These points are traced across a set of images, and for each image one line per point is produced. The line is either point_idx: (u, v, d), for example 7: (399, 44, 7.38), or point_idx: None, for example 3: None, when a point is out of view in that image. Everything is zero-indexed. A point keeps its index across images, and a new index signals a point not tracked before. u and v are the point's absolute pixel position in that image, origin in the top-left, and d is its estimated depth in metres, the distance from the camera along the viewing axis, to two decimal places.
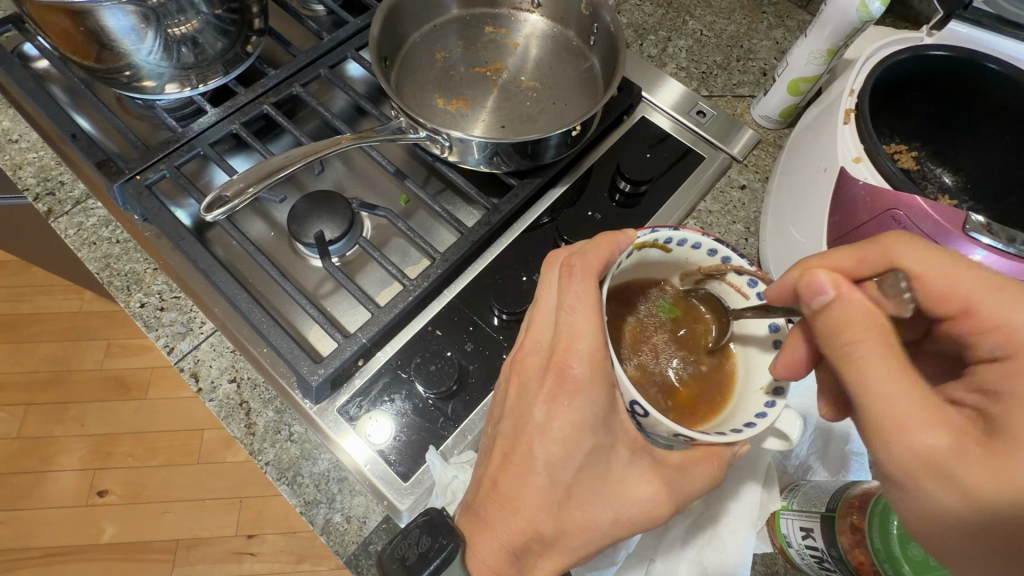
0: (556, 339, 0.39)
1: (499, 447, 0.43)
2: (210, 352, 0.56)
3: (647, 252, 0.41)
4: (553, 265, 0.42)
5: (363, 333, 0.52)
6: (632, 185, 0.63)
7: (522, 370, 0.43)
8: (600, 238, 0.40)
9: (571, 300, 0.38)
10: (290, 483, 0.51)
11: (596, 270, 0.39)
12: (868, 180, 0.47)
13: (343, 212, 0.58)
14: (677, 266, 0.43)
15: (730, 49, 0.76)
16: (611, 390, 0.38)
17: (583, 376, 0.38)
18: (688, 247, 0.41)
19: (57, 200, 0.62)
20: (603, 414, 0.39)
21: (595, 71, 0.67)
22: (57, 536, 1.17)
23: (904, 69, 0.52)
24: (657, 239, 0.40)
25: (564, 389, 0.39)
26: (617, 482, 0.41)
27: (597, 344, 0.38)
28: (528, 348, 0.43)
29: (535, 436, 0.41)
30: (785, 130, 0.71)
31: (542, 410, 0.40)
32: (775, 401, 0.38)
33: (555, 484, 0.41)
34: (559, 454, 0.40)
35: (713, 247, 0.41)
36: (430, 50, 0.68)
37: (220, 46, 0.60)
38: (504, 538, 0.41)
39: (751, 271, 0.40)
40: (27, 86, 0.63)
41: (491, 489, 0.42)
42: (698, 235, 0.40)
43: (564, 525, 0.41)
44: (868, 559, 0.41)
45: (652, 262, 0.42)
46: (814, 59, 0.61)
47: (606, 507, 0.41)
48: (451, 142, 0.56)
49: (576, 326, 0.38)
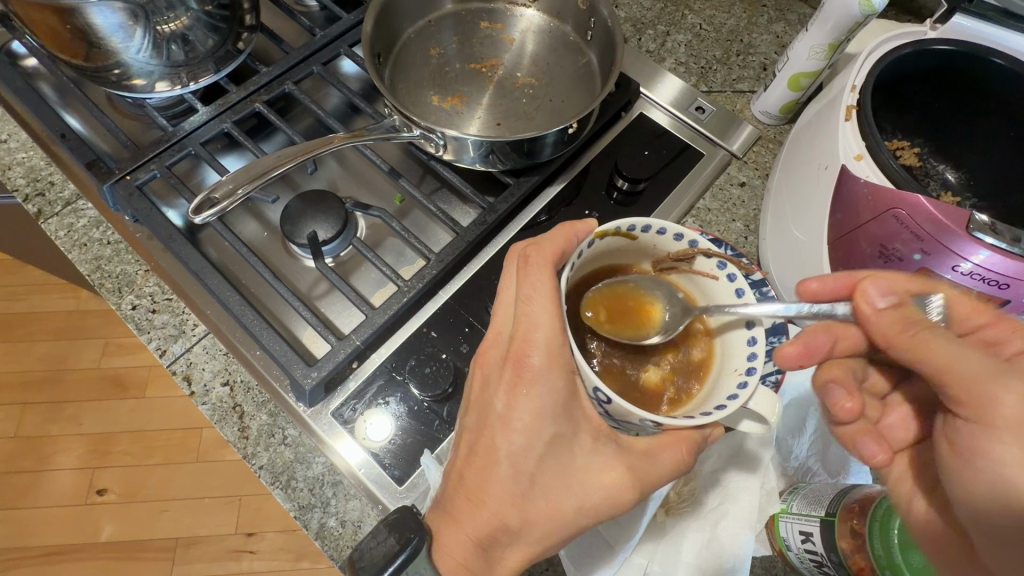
0: (515, 329, 0.38)
1: (465, 438, 0.42)
2: (203, 355, 0.55)
3: (611, 240, 0.41)
4: (513, 258, 0.42)
5: (357, 335, 0.51)
6: (630, 184, 0.62)
7: (483, 363, 0.42)
8: (562, 226, 0.41)
9: (527, 289, 0.38)
10: (285, 487, 0.51)
11: (551, 258, 0.39)
12: (871, 178, 0.46)
13: (337, 211, 0.57)
14: (648, 252, 0.43)
15: (730, 43, 0.75)
16: (571, 376, 0.38)
17: (540, 365, 0.37)
18: (654, 233, 0.41)
19: (48, 201, 0.61)
20: (562, 402, 0.38)
21: (592, 66, 0.66)
22: (56, 534, 1.17)
23: (905, 65, 0.51)
24: (619, 227, 0.40)
25: (523, 378, 0.38)
26: (582, 472, 0.40)
27: (556, 332, 0.37)
28: (489, 340, 0.42)
29: (497, 427, 0.40)
30: (786, 126, 0.70)
31: (503, 401, 0.39)
32: (748, 378, 0.37)
33: (518, 474, 0.39)
34: (521, 445, 0.39)
35: (679, 233, 0.40)
36: (425, 46, 0.67)
37: (211, 44, 0.59)
38: (470, 532, 0.40)
39: (719, 253, 0.40)
40: (15, 85, 0.62)
41: (458, 482, 0.41)
42: (662, 221, 0.40)
43: (529, 517, 0.40)
44: (869, 565, 0.41)
45: (620, 250, 0.42)
46: (815, 54, 0.60)
47: (572, 498, 0.40)
48: (445, 140, 0.55)
49: (535, 316, 0.37)
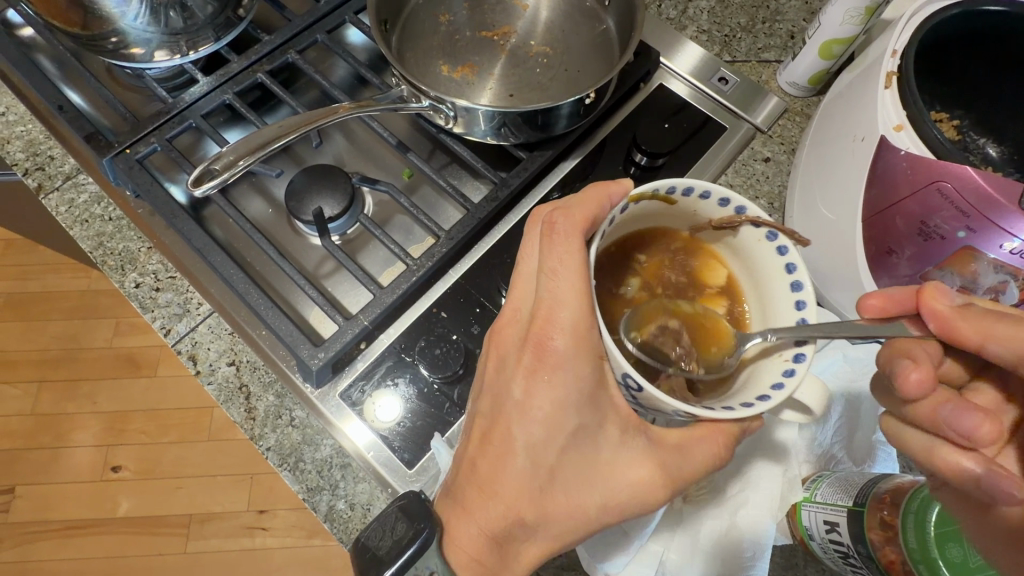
0: (537, 307, 0.36)
1: (479, 423, 0.40)
2: (208, 334, 0.54)
3: (647, 204, 0.37)
4: (536, 224, 0.39)
5: (364, 315, 0.50)
6: (649, 158, 0.59)
7: (500, 341, 0.40)
8: (592, 188, 0.37)
9: (552, 263, 0.34)
10: (293, 468, 0.50)
11: (583, 226, 0.35)
12: (911, 149, 0.43)
13: (343, 186, 0.55)
14: (688, 217, 0.39)
15: (756, 9, 0.71)
16: (599, 364, 0.35)
17: (564, 350, 0.35)
18: (696, 197, 0.37)
19: (48, 175, 0.60)
20: (587, 389, 0.36)
21: (610, 33, 0.63)
22: (75, 509, 1.19)
23: (951, 28, 0.47)
24: (657, 189, 0.36)
25: (544, 364, 0.36)
26: (606, 465, 0.38)
27: (582, 312, 0.34)
28: (506, 318, 0.40)
29: (514, 417, 0.38)
30: (814, 97, 0.66)
31: (521, 387, 0.37)
32: (795, 365, 0.34)
33: (536, 467, 0.38)
34: (540, 436, 0.37)
35: (726, 197, 0.37)
36: (434, 13, 0.64)
37: (210, 10, 0.57)
38: (484, 522, 0.38)
39: (770, 223, 0.37)
40: (11, 55, 0.60)
41: (470, 471, 0.40)
42: (706, 183, 0.36)
43: (547, 511, 0.38)
44: (900, 558, 0.39)
45: (654, 215, 0.39)
46: (851, 18, 0.56)
47: (595, 495, 0.38)
48: (456, 112, 0.52)
49: (558, 293, 0.34)
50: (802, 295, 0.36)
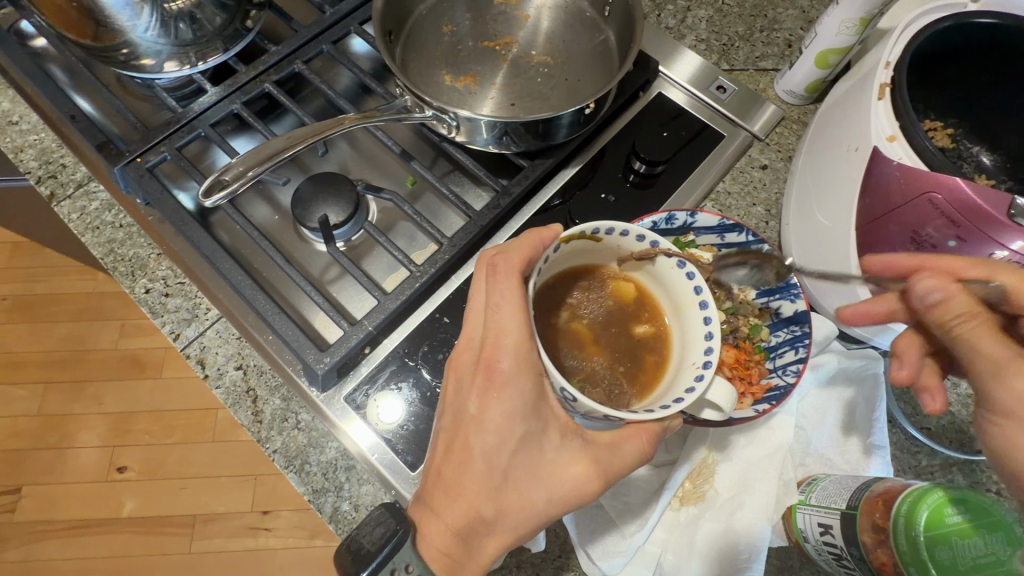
0: (485, 337, 0.39)
1: (442, 439, 0.42)
2: (216, 339, 0.55)
3: (576, 243, 0.42)
4: (481, 267, 0.41)
5: (369, 321, 0.51)
6: (648, 165, 0.61)
7: (456, 368, 0.42)
8: (527, 234, 0.41)
9: (496, 298, 0.38)
10: (298, 470, 0.51)
11: (519, 266, 0.39)
12: (903, 159, 0.44)
13: (348, 195, 0.56)
14: (612, 252, 0.44)
15: (754, 19, 0.72)
16: (539, 379, 0.39)
17: (510, 370, 0.38)
18: (618, 235, 0.42)
19: (60, 183, 0.61)
20: (531, 402, 0.39)
21: (610, 44, 0.64)
22: (81, 509, 1.20)
23: (944, 40, 0.48)
24: (584, 231, 0.41)
25: (493, 384, 0.38)
26: (550, 466, 0.40)
27: (522, 339, 0.38)
28: (461, 344, 0.42)
29: (471, 428, 0.40)
30: (810, 105, 0.67)
31: (476, 403, 0.39)
32: (704, 371, 0.38)
33: (490, 470, 0.39)
34: (494, 443, 0.39)
35: (640, 234, 0.42)
36: (438, 23, 0.65)
37: (219, 21, 0.58)
38: (449, 522, 0.39)
39: (679, 253, 0.42)
40: (26, 66, 0.61)
41: (436, 478, 0.41)
42: (625, 223, 0.41)
43: (503, 507, 0.40)
44: (892, 560, 0.40)
45: (584, 251, 0.43)
46: (845, 29, 0.57)
47: (543, 490, 0.40)
48: (458, 121, 0.53)
49: (503, 322, 0.38)
50: (708, 312, 0.41)
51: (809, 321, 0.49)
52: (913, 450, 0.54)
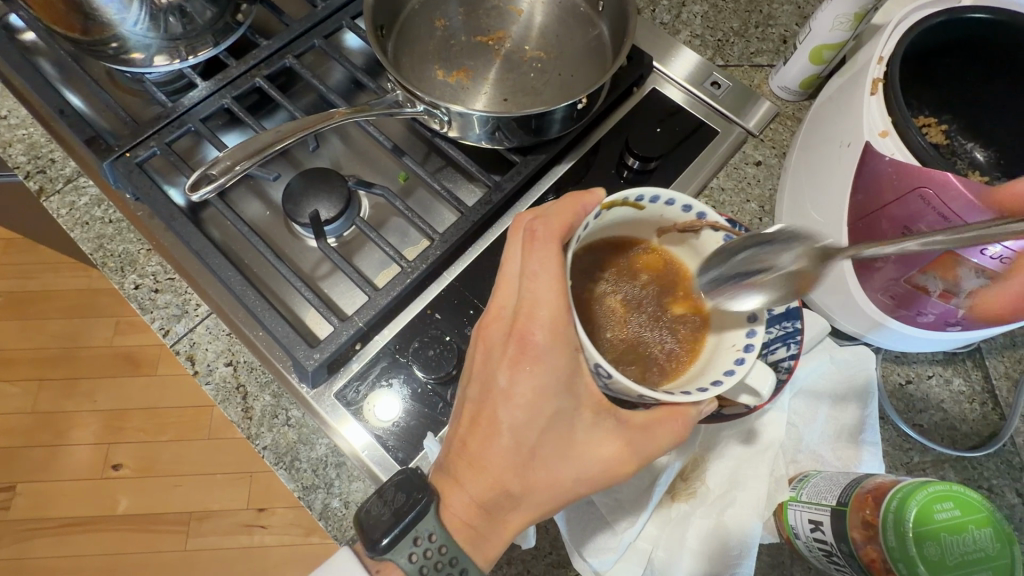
0: (519, 304, 0.38)
1: (468, 409, 0.42)
2: (206, 335, 0.54)
3: (619, 211, 0.40)
4: (517, 233, 0.41)
5: (360, 317, 0.50)
6: (641, 162, 0.59)
7: (486, 338, 0.41)
8: (566, 198, 0.40)
9: (535, 265, 0.38)
10: (288, 467, 0.50)
11: (559, 233, 0.39)
12: (895, 154, 0.43)
13: (340, 189, 0.56)
14: (652, 222, 0.42)
15: (749, 14, 0.72)
16: (575, 354, 0.37)
17: (544, 343, 0.37)
18: (664, 204, 0.40)
19: (48, 178, 0.61)
20: (564, 379, 0.38)
21: (604, 39, 0.64)
22: (74, 507, 1.20)
23: (934, 36, 0.48)
24: (627, 198, 0.39)
25: (526, 356, 0.38)
26: (580, 446, 0.40)
27: (558, 309, 0.37)
28: (490, 315, 0.41)
29: (499, 401, 0.40)
30: (805, 102, 0.67)
31: (506, 376, 0.39)
32: (746, 354, 0.38)
33: (518, 445, 0.40)
34: (522, 419, 0.39)
35: (688, 204, 0.40)
36: (431, 18, 0.65)
37: (209, 15, 0.58)
38: (472, 494, 0.41)
39: (727, 227, 0.40)
40: (13, 60, 0.60)
41: (460, 450, 0.41)
42: (671, 192, 0.39)
43: (529, 484, 0.40)
44: (880, 556, 0.39)
45: (625, 221, 0.41)
46: (839, 24, 0.57)
47: (570, 468, 0.40)
48: (450, 116, 0.53)
49: (539, 292, 0.37)
50: None
51: (801, 317, 0.48)
52: (906, 447, 0.53)
